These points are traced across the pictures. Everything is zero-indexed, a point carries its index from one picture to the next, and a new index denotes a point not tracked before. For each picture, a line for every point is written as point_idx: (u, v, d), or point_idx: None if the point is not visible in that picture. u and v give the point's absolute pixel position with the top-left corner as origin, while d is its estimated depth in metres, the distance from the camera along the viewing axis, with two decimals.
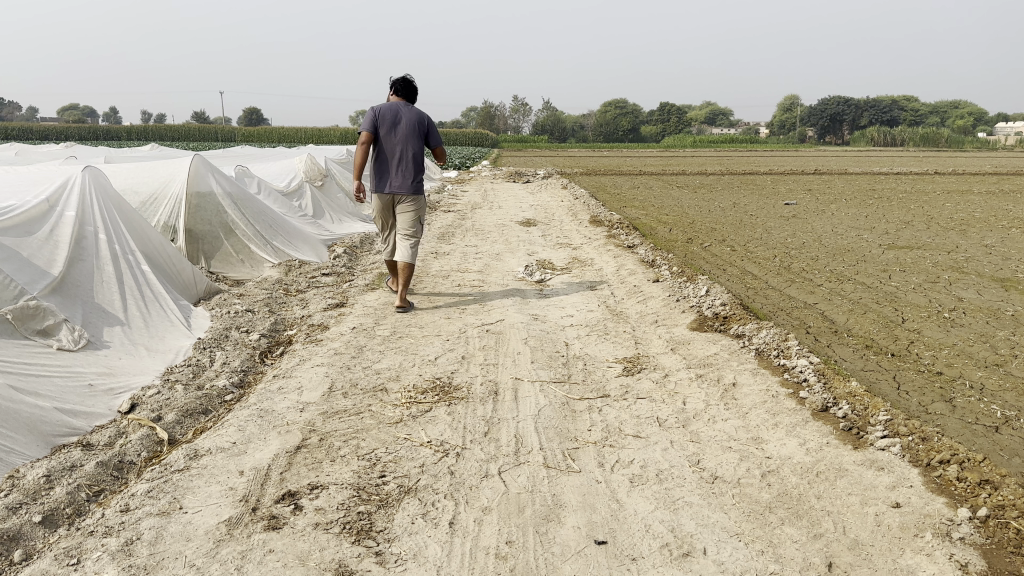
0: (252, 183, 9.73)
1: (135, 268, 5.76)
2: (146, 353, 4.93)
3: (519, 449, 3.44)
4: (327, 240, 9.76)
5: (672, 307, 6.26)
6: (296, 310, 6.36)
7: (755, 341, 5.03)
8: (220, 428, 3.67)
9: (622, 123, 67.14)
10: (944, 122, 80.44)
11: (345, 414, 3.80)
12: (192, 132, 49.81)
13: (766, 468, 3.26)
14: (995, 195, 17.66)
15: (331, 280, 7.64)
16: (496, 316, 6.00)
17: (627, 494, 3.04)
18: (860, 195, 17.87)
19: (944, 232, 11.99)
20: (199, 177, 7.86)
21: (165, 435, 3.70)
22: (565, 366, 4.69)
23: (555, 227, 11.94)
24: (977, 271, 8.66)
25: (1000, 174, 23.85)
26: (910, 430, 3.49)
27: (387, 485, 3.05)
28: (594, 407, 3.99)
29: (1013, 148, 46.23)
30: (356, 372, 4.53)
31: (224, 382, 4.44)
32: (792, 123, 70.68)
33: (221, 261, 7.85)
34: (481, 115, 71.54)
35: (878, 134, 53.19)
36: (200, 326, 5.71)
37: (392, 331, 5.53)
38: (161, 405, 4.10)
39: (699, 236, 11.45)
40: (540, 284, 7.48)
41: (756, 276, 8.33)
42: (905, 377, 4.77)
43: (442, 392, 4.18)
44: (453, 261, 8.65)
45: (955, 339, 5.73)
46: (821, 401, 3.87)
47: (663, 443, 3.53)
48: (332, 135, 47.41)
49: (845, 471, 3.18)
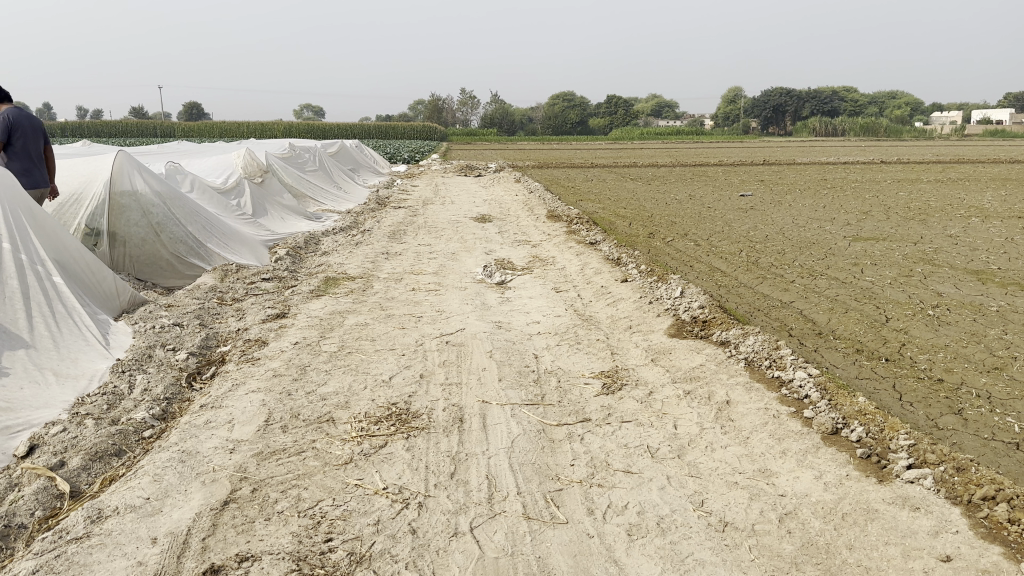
0: (184, 180, 9.03)
1: (45, 280, 5.02)
2: (53, 381, 4.23)
3: (493, 494, 2.91)
4: (268, 240, 9.07)
5: (645, 310, 5.78)
6: (231, 322, 5.72)
7: (742, 349, 4.57)
8: (132, 479, 3.05)
9: (571, 116, 66.89)
10: (882, 111, 82.24)
11: (283, 455, 3.23)
12: (129, 128, 47.86)
13: (783, 510, 2.80)
14: (945, 184, 17.74)
15: (271, 286, 6.99)
16: (456, 324, 5.44)
17: (626, 552, 2.54)
18: (815, 186, 17.79)
19: (904, 223, 11.78)
20: (123, 176, 7.06)
21: (65, 487, 3.06)
22: (536, 384, 4.17)
23: (511, 223, 11.39)
24: (949, 263, 8.41)
25: (945, 163, 23.93)
26: (940, 458, 3.05)
27: (334, 553, 2.50)
28: (575, 435, 3.47)
29: (951, 137, 47.17)
30: (298, 399, 3.93)
31: (142, 414, 3.83)
32: (737, 114, 71.11)
33: (146, 265, 7.14)
34: (427, 109, 70.42)
35: (820, 124, 53.73)
36: (119, 344, 5.03)
37: (340, 346, 4.94)
38: (65, 448, 3.45)
39: (660, 230, 11.04)
40: (500, 286, 6.94)
41: (725, 272, 7.92)
42: (905, 386, 4.37)
43: (399, 422, 3.62)
44: (405, 263, 8.04)
45: (947, 339, 5.37)
46: (831, 423, 3.43)
47: (660, 480, 3.04)
48: (276, 130, 46.00)
49: (874, 513, 2.74)
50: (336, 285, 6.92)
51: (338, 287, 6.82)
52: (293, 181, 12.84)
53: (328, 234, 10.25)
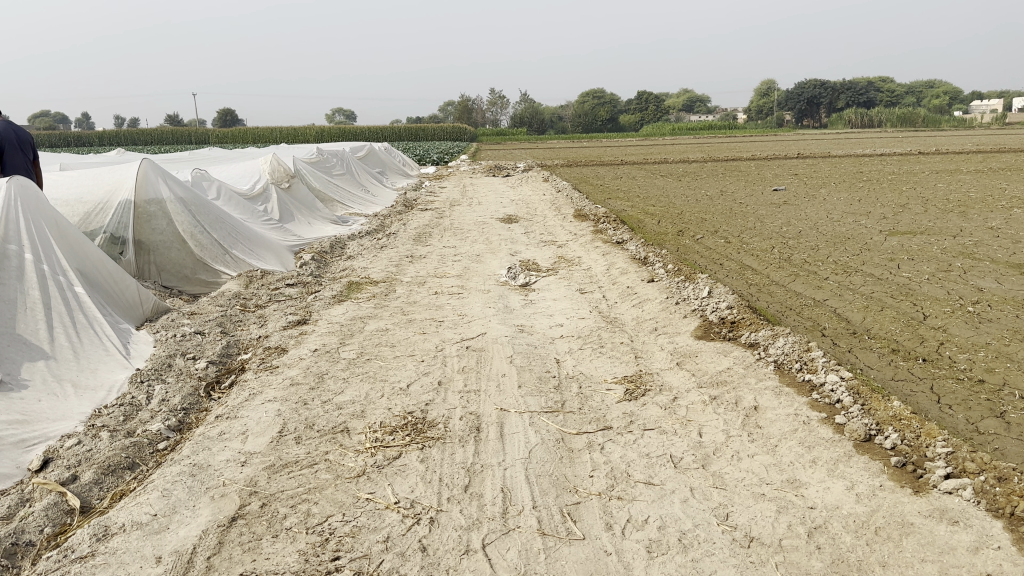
0: (210, 187, 9.05)
1: (66, 290, 5.01)
2: (72, 393, 4.21)
3: (508, 508, 2.80)
4: (294, 246, 9.06)
5: (672, 311, 5.63)
6: (253, 329, 5.68)
7: (772, 352, 4.41)
8: (141, 494, 3.00)
9: (601, 113, 66.54)
10: (919, 101, 80.58)
11: (295, 468, 3.16)
12: (166, 135, 48.54)
13: (812, 524, 2.66)
14: (986, 174, 17.23)
15: (294, 292, 6.96)
16: (478, 329, 5.35)
17: (645, 570, 2.42)
18: (849, 179, 17.42)
19: (943, 215, 11.44)
20: (148, 185, 7.10)
21: (75, 502, 3.02)
22: (557, 390, 4.05)
23: (538, 223, 11.28)
24: (990, 256, 8.12)
25: (985, 152, 23.19)
26: (981, 466, 2.87)
27: (340, 572, 2.41)
28: (595, 445, 3.35)
29: (991, 126, 45.98)
30: (314, 409, 3.86)
31: (157, 426, 3.79)
32: (770, 108, 70.16)
33: (173, 274, 7.14)
34: (457, 110, 70.45)
35: (855, 115, 52.72)
36: (141, 354, 5.02)
37: (359, 352, 4.87)
38: (78, 461, 3.41)
39: (690, 227, 10.85)
40: (524, 288, 6.83)
41: (757, 270, 7.74)
42: (944, 388, 4.18)
43: (415, 431, 3.53)
44: (430, 266, 7.97)
45: (988, 337, 5.15)
46: (863, 430, 3.27)
47: (683, 492, 2.91)
48: (307, 134, 46.35)
49: (909, 528, 2.58)
50: (359, 290, 6.87)
51: (362, 292, 6.77)
52: (321, 185, 12.86)
53: (354, 237, 10.22)
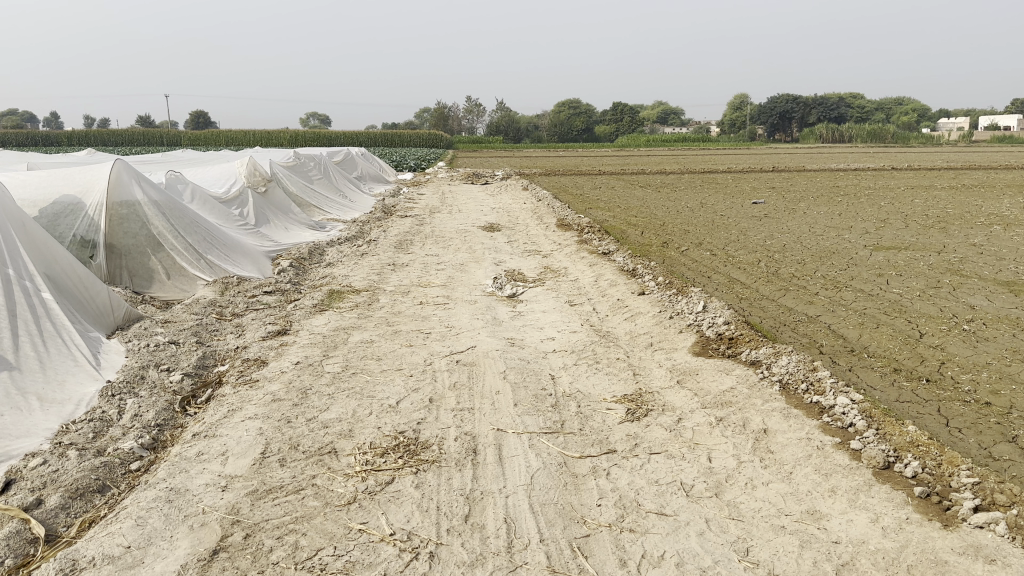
0: (185, 189, 8.75)
1: (33, 297, 4.73)
2: (37, 408, 3.95)
3: (513, 542, 2.61)
4: (271, 251, 8.80)
5: (666, 326, 5.47)
6: (230, 340, 5.42)
7: (776, 371, 4.25)
8: (113, 522, 2.76)
9: (577, 123, 66.61)
10: (889, 117, 81.74)
11: (280, 494, 2.93)
12: (137, 137, 47.61)
13: (839, 560, 2.49)
14: (961, 190, 17.37)
15: (273, 299, 6.70)
16: (467, 342, 5.14)
17: None
18: (828, 193, 17.45)
19: (925, 231, 11.42)
20: (122, 186, 6.82)
21: (39, 530, 2.77)
22: (555, 409, 3.86)
23: (520, 232, 11.09)
24: (978, 274, 8.06)
25: (955, 169, 23.39)
26: (1012, 499, 2.73)
27: None
28: (600, 470, 3.16)
29: (959, 143, 46.76)
30: (298, 427, 3.63)
31: (129, 444, 3.54)
32: (743, 122, 70.74)
33: (145, 280, 6.87)
34: (434, 117, 70.08)
35: (827, 130, 53.17)
36: (112, 364, 4.74)
37: (344, 366, 4.65)
38: (44, 483, 3.16)
39: (674, 239, 10.73)
40: (512, 299, 6.64)
41: (746, 284, 7.61)
42: (951, 410, 4.05)
43: (408, 454, 3.32)
44: (413, 274, 7.74)
45: (988, 357, 5.04)
46: (882, 457, 3.13)
47: (698, 524, 2.73)
48: (282, 138, 45.70)
49: (944, 566, 2.43)
50: (341, 299, 6.63)
51: (343, 301, 6.53)
52: (298, 190, 12.58)
53: (333, 244, 9.96)
